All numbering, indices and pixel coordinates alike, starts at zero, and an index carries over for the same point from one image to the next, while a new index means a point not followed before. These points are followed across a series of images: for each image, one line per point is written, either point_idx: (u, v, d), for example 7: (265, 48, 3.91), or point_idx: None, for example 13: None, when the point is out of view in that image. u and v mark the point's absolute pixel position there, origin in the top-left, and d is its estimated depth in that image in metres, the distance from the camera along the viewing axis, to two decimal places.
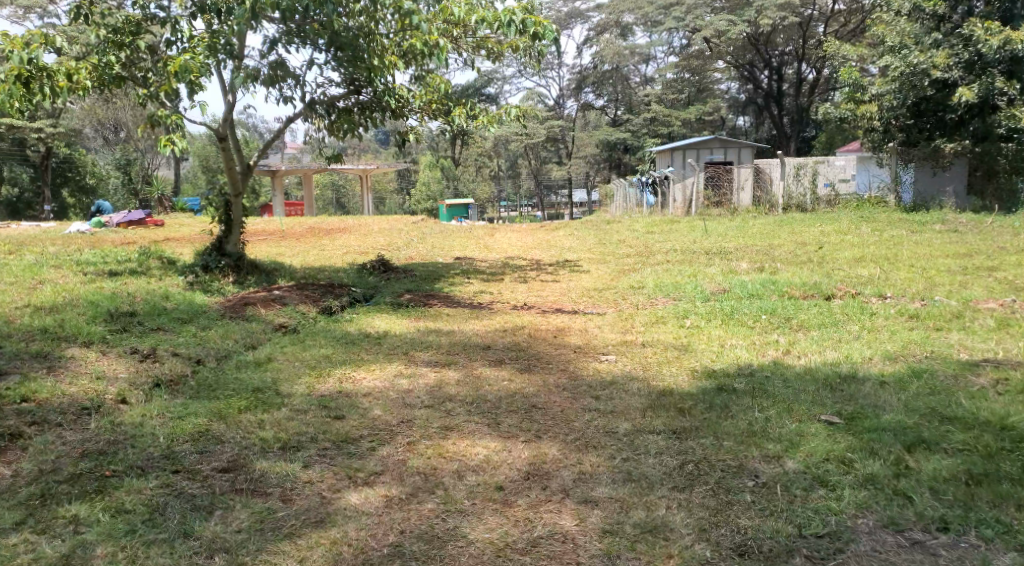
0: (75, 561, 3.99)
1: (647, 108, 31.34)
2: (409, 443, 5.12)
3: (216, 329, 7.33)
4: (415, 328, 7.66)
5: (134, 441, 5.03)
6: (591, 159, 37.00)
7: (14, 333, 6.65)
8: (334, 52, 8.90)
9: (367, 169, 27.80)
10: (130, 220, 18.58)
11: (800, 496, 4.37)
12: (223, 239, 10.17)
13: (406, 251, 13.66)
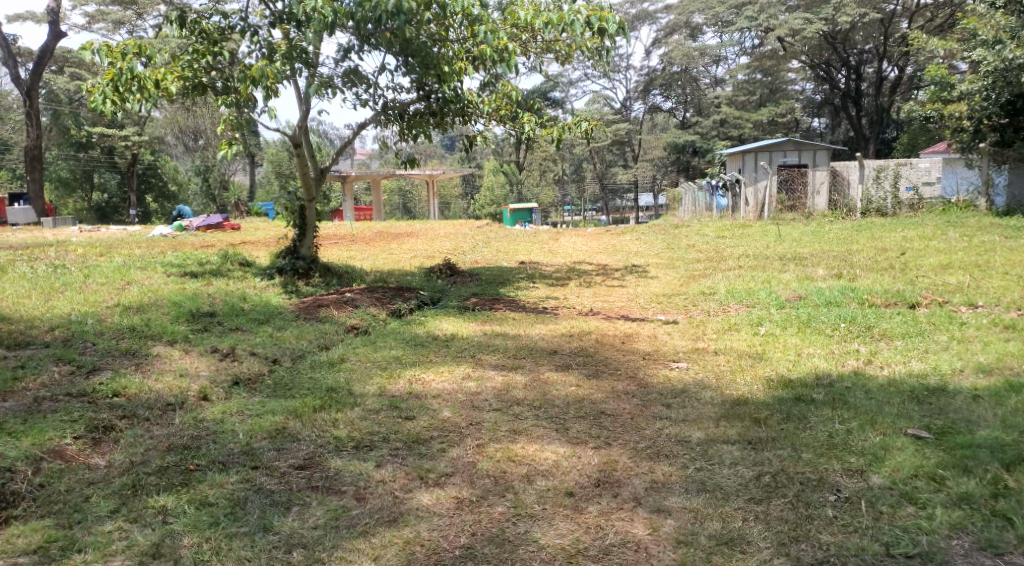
0: (164, 551, 4.12)
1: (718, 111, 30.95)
2: (478, 446, 5.14)
3: (291, 330, 7.50)
4: (481, 332, 7.69)
5: (217, 437, 5.18)
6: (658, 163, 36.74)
7: (105, 331, 6.93)
8: (406, 58, 9.02)
9: (435, 173, 28.04)
10: (209, 224, 19.15)
11: (886, 513, 4.24)
12: (297, 243, 10.42)
13: (472, 255, 13.75)
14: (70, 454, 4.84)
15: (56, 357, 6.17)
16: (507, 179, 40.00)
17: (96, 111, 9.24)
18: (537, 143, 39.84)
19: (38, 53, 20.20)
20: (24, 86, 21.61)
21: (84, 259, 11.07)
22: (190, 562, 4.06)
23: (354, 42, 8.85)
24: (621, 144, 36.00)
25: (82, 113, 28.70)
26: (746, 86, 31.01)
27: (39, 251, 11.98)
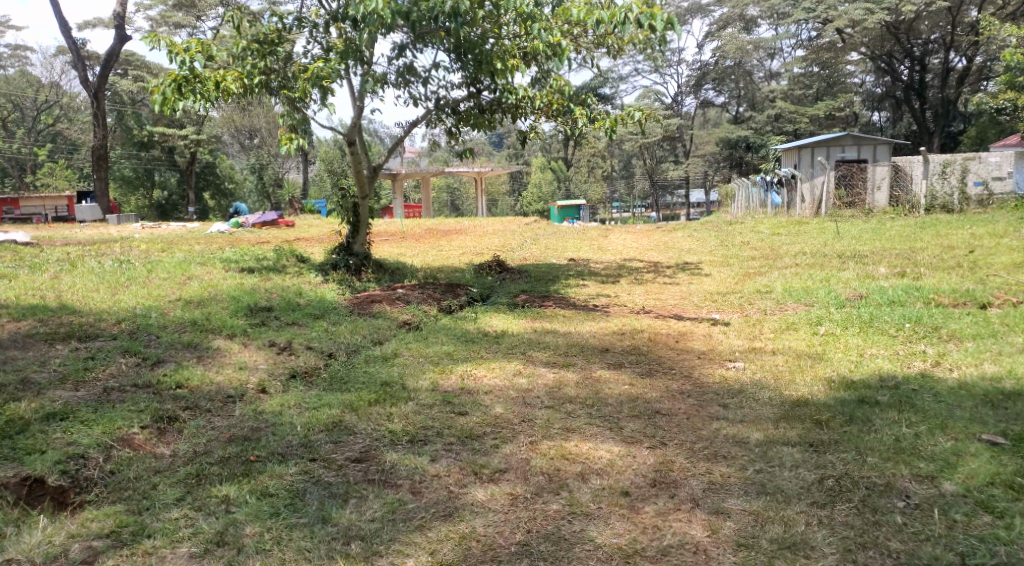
0: (227, 539, 4.19)
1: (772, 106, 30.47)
2: (532, 443, 5.13)
3: (345, 325, 7.58)
4: (531, 328, 7.67)
5: (275, 429, 5.25)
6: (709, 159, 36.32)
7: (168, 324, 7.08)
8: (460, 55, 9.03)
9: (484, 170, 27.99)
10: (265, 220, 19.48)
11: (960, 522, 4.12)
12: (351, 240, 10.55)
13: (521, 252, 13.72)
14: (137, 443, 4.96)
15: (123, 349, 6.32)
16: (555, 175, 39.95)
17: (159, 110, 9.48)
18: (587, 138, 39.68)
19: (104, 55, 20.79)
20: (91, 87, 22.27)
21: (146, 255, 11.35)
22: (252, 551, 4.12)
23: (408, 40, 8.89)
24: (672, 140, 35.69)
25: (144, 114, 29.47)
26: (802, 80, 30.25)
27: (105, 247, 12.32)
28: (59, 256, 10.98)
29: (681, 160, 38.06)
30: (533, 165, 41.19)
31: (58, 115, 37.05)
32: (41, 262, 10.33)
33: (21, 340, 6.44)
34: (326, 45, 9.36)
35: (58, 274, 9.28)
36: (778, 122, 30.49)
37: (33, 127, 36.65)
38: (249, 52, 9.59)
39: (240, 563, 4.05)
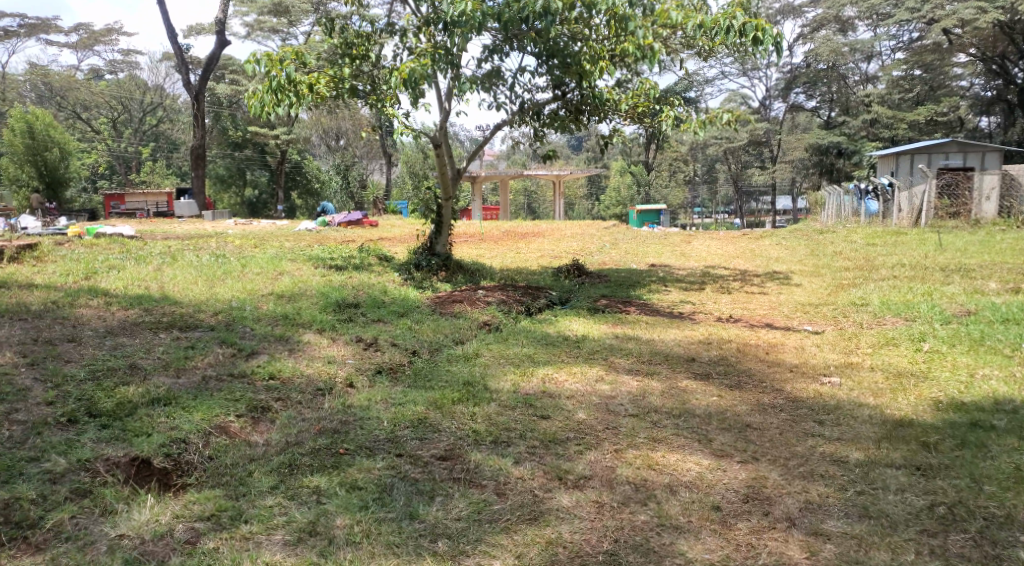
0: (320, 529, 4.27)
1: (868, 110, 29.44)
2: (616, 450, 5.07)
3: (429, 323, 7.62)
4: (613, 334, 7.55)
5: (363, 423, 5.32)
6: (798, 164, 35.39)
7: (261, 317, 7.27)
8: (547, 58, 9.01)
9: (564, 173, 27.79)
10: (350, 220, 19.79)
11: None
12: (434, 240, 10.64)
13: (599, 256, 13.57)
14: (233, 430, 5.11)
15: (220, 340, 6.50)
16: (635, 179, 39.57)
17: (256, 115, 9.82)
18: (670, 141, 39.07)
19: (205, 59, 21.50)
20: (192, 89, 23.19)
21: (240, 250, 11.69)
22: (343, 542, 4.20)
23: (497, 42, 8.93)
24: (758, 144, 34.90)
25: (240, 115, 30.76)
26: (902, 83, 29.18)
27: (202, 242, 12.72)
28: (161, 248, 11.41)
29: (768, 166, 37.25)
30: (612, 167, 40.76)
31: (161, 116, 38.65)
32: (145, 254, 10.75)
33: (127, 327, 6.71)
34: (416, 49, 9.50)
35: (160, 266, 9.63)
36: (874, 127, 29.45)
37: (138, 127, 38.38)
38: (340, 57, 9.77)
39: (333, 554, 4.12)
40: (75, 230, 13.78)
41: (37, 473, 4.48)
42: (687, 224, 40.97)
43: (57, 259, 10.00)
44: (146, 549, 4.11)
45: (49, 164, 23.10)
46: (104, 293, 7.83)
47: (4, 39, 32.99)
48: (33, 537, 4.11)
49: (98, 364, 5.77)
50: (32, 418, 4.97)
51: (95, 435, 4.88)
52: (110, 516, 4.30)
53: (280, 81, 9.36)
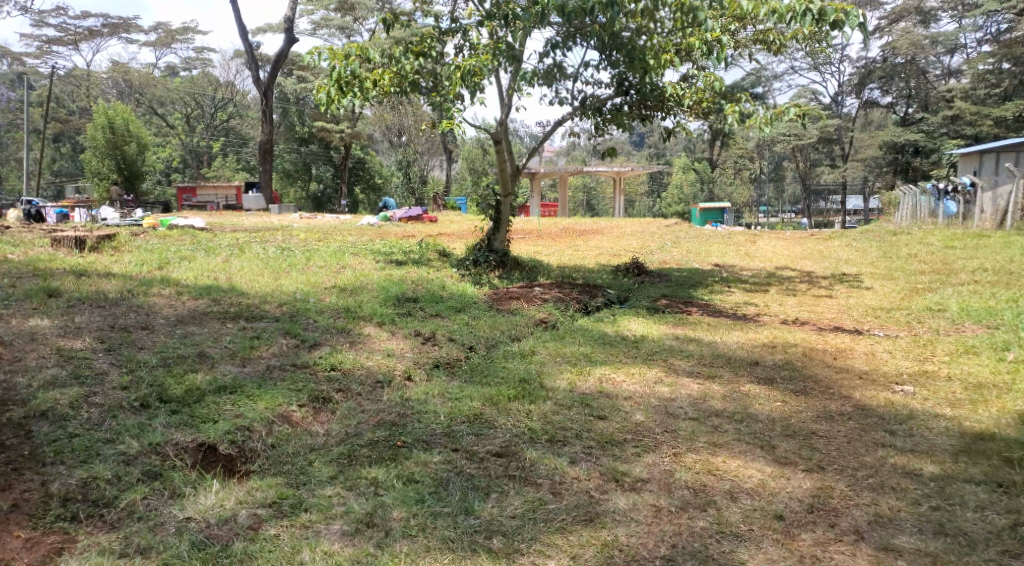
0: (377, 521, 4.29)
1: (950, 105, 28.35)
2: (675, 454, 4.97)
3: (486, 319, 7.57)
4: (673, 335, 7.40)
5: (421, 416, 5.31)
6: (871, 163, 34.34)
7: (324, 310, 7.32)
8: (610, 53, 8.89)
9: (624, 169, 27.33)
10: (410, 215, 19.92)
11: None
12: (492, 236, 10.61)
13: (660, 254, 13.37)
14: (295, 419, 5.16)
15: (284, 331, 6.56)
16: (699, 176, 38.97)
17: (322, 109, 9.94)
18: (736, 138, 38.25)
19: (275, 56, 21.84)
20: (262, 85, 23.57)
21: (306, 243, 11.83)
22: (399, 535, 4.20)
23: (559, 37, 8.85)
24: (828, 142, 33.97)
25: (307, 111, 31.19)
26: (988, 77, 27.38)
27: (268, 235, 12.93)
28: (229, 241, 11.62)
29: (839, 164, 36.31)
30: (675, 165, 40.21)
31: (232, 112, 39.55)
32: (215, 245, 10.98)
33: (197, 316, 6.84)
34: (478, 45, 9.49)
35: (229, 258, 9.81)
36: (955, 124, 28.32)
37: (210, 122, 39.34)
38: (403, 54, 9.81)
39: (389, 546, 4.14)
40: (150, 222, 14.15)
41: (111, 454, 4.59)
42: (752, 223, 40.23)
43: (133, 250, 10.29)
44: (211, 532, 4.18)
45: (126, 158, 23.71)
46: (176, 283, 8.00)
47: (86, 38, 34.10)
48: (108, 515, 4.22)
49: (170, 351, 5.90)
50: (109, 401, 5.09)
51: (166, 420, 4.97)
52: (178, 500, 4.38)
53: (341, 76, 9.66)
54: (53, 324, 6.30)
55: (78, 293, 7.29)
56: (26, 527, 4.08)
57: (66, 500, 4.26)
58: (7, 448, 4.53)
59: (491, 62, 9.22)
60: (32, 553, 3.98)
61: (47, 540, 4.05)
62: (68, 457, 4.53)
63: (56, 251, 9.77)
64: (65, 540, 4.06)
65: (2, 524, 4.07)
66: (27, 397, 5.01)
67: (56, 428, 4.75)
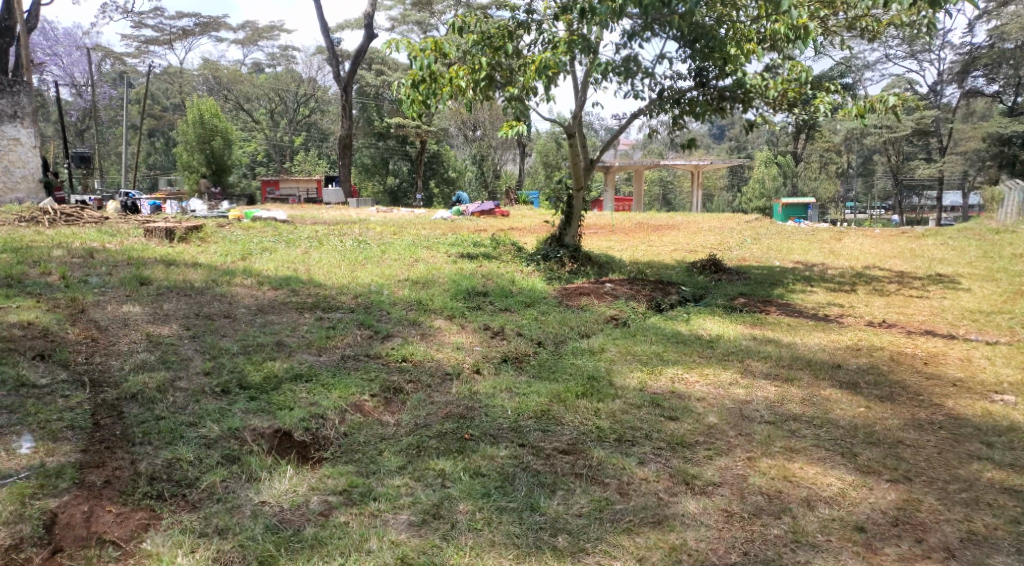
0: (443, 513, 4.23)
1: None
2: (749, 458, 4.78)
3: (556, 315, 7.44)
4: (750, 335, 7.13)
5: (488, 410, 5.22)
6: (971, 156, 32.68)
7: (396, 302, 7.32)
8: (689, 43, 8.62)
9: (703, 163, 26.69)
10: (483, 209, 19.88)
11: None
12: (563, 231, 10.47)
13: (738, 251, 13.00)
14: (367, 409, 5.14)
15: (359, 322, 6.58)
16: (783, 171, 37.86)
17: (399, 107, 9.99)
18: (822, 131, 36.98)
19: (355, 52, 22.07)
20: (342, 81, 23.88)
21: (381, 237, 11.89)
22: (465, 528, 4.15)
23: (636, 28, 8.63)
24: (924, 134, 32.48)
25: (385, 107, 31.59)
26: None
27: (346, 228, 13.06)
28: (309, 233, 11.79)
29: (936, 158, 34.71)
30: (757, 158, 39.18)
31: (313, 107, 40.33)
32: (295, 237, 11.15)
33: (276, 306, 6.92)
34: (554, 39, 9.38)
35: (308, 250, 9.95)
36: None
37: (293, 117, 40.21)
38: (479, 49, 9.77)
39: (454, 538, 4.09)
40: (235, 214, 14.49)
41: (193, 437, 4.65)
42: (838, 220, 38.96)
43: (218, 241, 10.51)
44: (285, 517, 4.17)
45: (215, 152, 24.37)
46: (257, 274, 8.12)
47: (181, 38, 35.24)
48: (190, 495, 4.26)
49: (250, 339, 5.98)
50: (192, 386, 5.19)
51: (245, 406, 5.02)
52: (255, 483, 4.39)
53: (421, 70, 9.57)
54: (144, 311, 6.49)
55: (167, 281, 7.47)
56: (117, 503, 4.15)
57: (152, 479, 4.32)
58: (101, 427, 4.68)
59: (566, 55, 9.10)
60: (122, 527, 4.04)
61: (135, 515, 4.10)
62: (155, 438, 4.61)
63: (147, 241, 10.09)
64: (151, 517, 4.11)
65: (95, 499, 4.15)
66: (119, 380, 5.21)
67: (144, 410, 4.87)
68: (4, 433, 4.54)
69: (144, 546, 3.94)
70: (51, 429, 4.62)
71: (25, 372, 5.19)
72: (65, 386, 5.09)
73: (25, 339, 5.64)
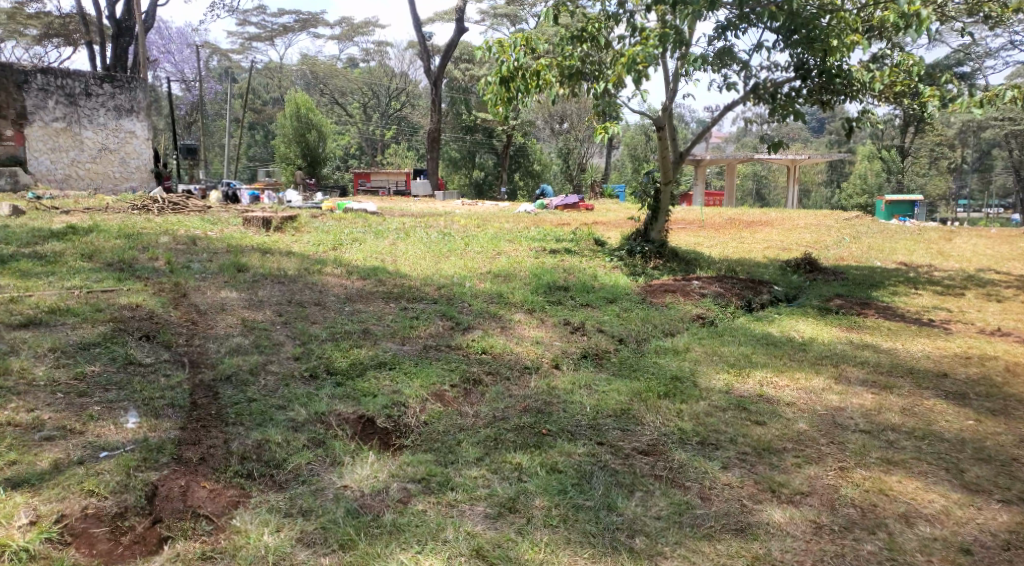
0: (519, 507, 4.11)
1: None
2: (842, 468, 4.52)
3: (639, 312, 7.23)
4: (846, 339, 6.78)
5: (566, 406, 5.07)
6: None
7: (477, 294, 7.24)
8: (788, 35, 8.23)
9: (801, 157, 25.76)
10: (568, 203, 19.69)
11: None
12: (649, 225, 10.20)
13: (836, 250, 12.45)
14: (447, 399, 5.06)
15: (441, 313, 6.52)
16: (888, 166, 36.30)
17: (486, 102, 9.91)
18: (934, 124, 35.19)
19: (445, 46, 22.14)
20: (432, 75, 24.02)
21: (465, 229, 11.87)
22: (540, 524, 4.02)
23: (731, 19, 8.30)
24: None
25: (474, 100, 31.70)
26: None
27: (432, 220, 13.08)
28: (397, 225, 11.87)
29: None
30: (860, 153, 37.70)
31: (405, 101, 40.83)
32: (383, 229, 11.23)
33: (364, 295, 6.93)
34: (645, 31, 9.13)
35: (395, 241, 9.97)
36: None
37: (384, 110, 40.82)
38: (569, 42, 9.60)
39: (529, 534, 3.96)
40: (327, 206, 14.72)
41: (282, 419, 4.65)
42: (947, 219, 37.12)
43: (311, 231, 10.67)
44: (365, 502, 4.12)
45: (309, 145, 24.79)
46: (346, 263, 8.17)
47: (281, 34, 36.14)
48: (278, 476, 4.25)
49: (338, 327, 5.99)
50: (283, 370, 5.22)
51: (332, 391, 5.01)
52: (338, 467, 4.35)
53: (509, 66, 9.51)
54: (240, 297, 6.60)
55: (263, 269, 7.58)
56: (210, 479, 4.18)
57: (243, 458, 4.33)
58: (198, 407, 4.74)
59: (657, 48, 8.87)
60: (214, 503, 4.06)
61: (227, 492, 4.12)
62: (246, 419, 4.63)
63: (245, 230, 10.32)
64: (241, 495, 4.12)
65: (191, 474, 4.19)
66: (216, 361, 5.28)
67: (239, 391, 4.92)
68: (112, 407, 4.64)
69: (233, 522, 3.94)
70: (155, 406, 4.70)
71: (132, 351, 5.31)
72: (168, 366, 5.19)
73: (133, 320, 5.79)
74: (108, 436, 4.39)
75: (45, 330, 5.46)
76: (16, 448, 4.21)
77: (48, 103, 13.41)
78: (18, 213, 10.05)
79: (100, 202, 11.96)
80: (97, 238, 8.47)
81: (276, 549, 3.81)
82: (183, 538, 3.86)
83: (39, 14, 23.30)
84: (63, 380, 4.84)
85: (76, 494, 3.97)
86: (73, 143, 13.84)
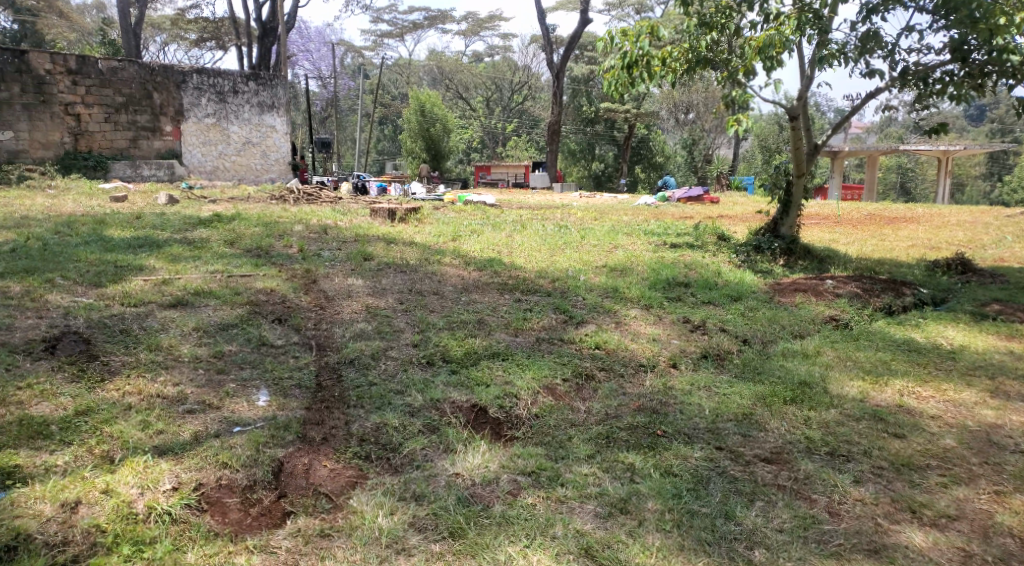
0: (632, 509, 3.82)
1: None
2: (997, 492, 4.01)
3: (766, 311, 6.76)
4: (1004, 349, 6.09)
5: (684, 407, 4.73)
6: None
7: (589, 288, 6.96)
8: (943, 15, 7.52)
9: (953, 148, 23.92)
10: (691, 196, 19.04)
11: None
12: (779, 220, 9.59)
13: (992, 250, 11.40)
14: (559, 393, 4.82)
15: (555, 307, 6.27)
16: None
17: (609, 91, 9.56)
18: None
19: (568, 37, 21.85)
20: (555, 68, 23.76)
21: (582, 222, 11.58)
22: (654, 528, 3.72)
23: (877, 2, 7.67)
24: None
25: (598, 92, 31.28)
26: None
27: (550, 213, 12.85)
28: (515, 217, 11.71)
29: None
30: None
31: (527, 94, 40.81)
32: (501, 221, 11.10)
33: (480, 286, 6.77)
34: (780, 16, 8.59)
35: (512, 233, 9.81)
36: None
37: (507, 103, 40.91)
38: (696, 30, 9.15)
39: (642, 537, 3.67)
40: (449, 197, 14.72)
41: (399, 404, 4.52)
42: None
43: (432, 222, 10.62)
44: (476, 491, 3.93)
45: (434, 138, 25.10)
46: (464, 254, 8.05)
47: (411, 30, 36.76)
48: (394, 459, 4.11)
49: (454, 316, 5.84)
50: (401, 356, 5.11)
51: (446, 379, 4.85)
52: (450, 454, 4.18)
53: (632, 52, 9.10)
54: (365, 284, 6.55)
55: (386, 257, 7.55)
56: (331, 458, 4.09)
57: (362, 440, 4.22)
58: (322, 388, 4.67)
59: (794, 33, 8.33)
60: (334, 482, 3.96)
61: (346, 472, 4.02)
62: (366, 402, 4.53)
63: (371, 220, 10.40)
64: (359, 475, 4.01)
65: (313, 453, 4.12)
66: (341, 345, 5.22)
67: (360, 375, 4.83)
68: (246, 385, 4.63)
69: (350, 502, 3.82)
70: (283, 386, 4.67)
71: (265, 332, 5.32)
72: (296, 348, 5.17)
73: (267, 303, 5.83)
74: (241, 412, 4.37)
75: (191, 310, 5.54)
76: (162, 419, 4.23)
77: (202, 100, 13.94)
78: (171, 202, 10.46)
79: (241, 192, 12.37)
80: (237, 226, 8.68)
81: (389, 532, 3.66)
82: (305, 514, 3.77)
83: (197, 18, 24.49)
84: (204, 357, 4.88)
85: (212, 464, 3.94)
86: (221, 138, 14.39)
